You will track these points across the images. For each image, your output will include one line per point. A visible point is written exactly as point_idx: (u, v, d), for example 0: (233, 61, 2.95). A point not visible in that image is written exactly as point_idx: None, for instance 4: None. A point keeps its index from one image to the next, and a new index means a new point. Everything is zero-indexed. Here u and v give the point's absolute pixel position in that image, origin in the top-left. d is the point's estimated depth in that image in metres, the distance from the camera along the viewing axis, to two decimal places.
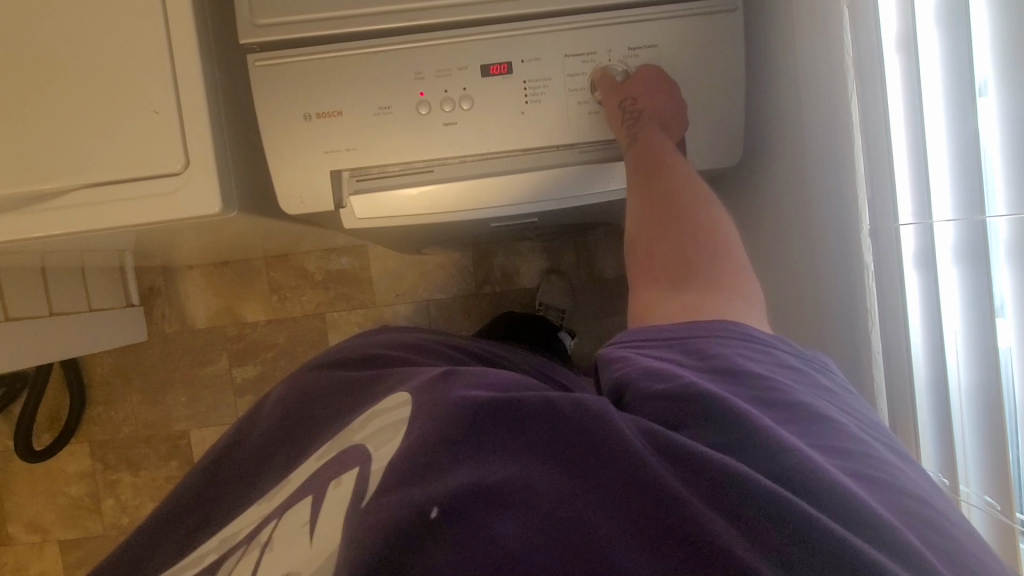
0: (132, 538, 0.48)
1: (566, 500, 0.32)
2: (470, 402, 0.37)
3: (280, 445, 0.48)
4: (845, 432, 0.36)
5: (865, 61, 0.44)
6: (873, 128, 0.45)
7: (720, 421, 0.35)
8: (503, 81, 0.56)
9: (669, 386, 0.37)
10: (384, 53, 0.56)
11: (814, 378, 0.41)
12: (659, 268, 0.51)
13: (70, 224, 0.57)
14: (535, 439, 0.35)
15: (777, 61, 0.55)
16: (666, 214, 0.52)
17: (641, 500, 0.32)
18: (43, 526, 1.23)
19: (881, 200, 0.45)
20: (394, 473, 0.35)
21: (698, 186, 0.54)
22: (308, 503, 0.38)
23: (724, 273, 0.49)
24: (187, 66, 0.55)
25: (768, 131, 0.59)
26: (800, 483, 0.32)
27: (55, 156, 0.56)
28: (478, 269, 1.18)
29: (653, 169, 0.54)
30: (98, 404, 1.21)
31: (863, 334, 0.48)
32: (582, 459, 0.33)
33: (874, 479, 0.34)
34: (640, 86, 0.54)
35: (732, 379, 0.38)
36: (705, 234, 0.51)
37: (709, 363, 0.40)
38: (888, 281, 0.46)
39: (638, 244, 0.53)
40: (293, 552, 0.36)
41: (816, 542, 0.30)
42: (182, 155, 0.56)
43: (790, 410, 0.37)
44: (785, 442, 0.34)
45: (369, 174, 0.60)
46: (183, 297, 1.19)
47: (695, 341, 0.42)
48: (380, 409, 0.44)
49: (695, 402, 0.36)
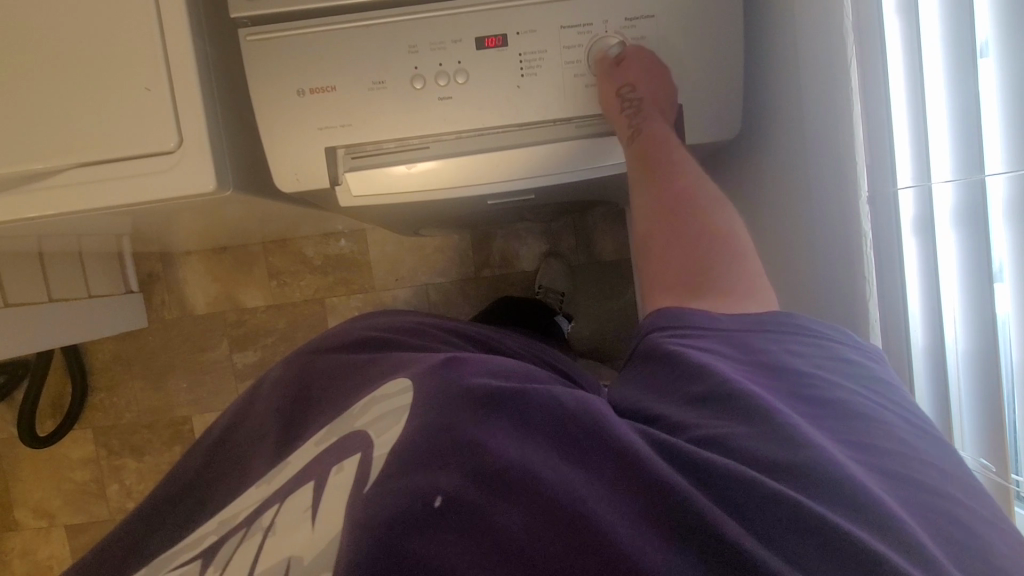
0: (126, 522, 0.47)
1: (571, 490, 0.32)
2: (474, 393, 0.37)
3: (276, 422, 0.48)
4: (876, 426, 0.36)
5: (865, 25, 0.43)
6: (873, 94, 0.43)
7: (745, 414, 0.36)
8: (498, 54, 0.55)
9: (704, 381, 0.39)
10: (376, 26, 0.55)
11: (864, 370, 0.40)
12: (674, 270, 0.49)
13: (65, 206, 0.57)
14: (539, 432, 0.35)
15: (776, 32, 0.55)
16: (693, 202, 0.52)
17: (645, 494, 0.33)
18: (49, 511, 1.24)
19: (881, 164, 0.44)
20: (397, 462, 0.35)
21: (711, 191, 0.53)
22: (309, 487, 0.38)
23: (743, 280, 0.47)
24: (179, 44, 0.54)
25: (765, 104, 0.59)
26: (806, 475, 0.33)
27: (47, 137, 0.55)
28: (478, 252, 1.18)
29: (670, 168, 0.54)
30: (100, 391, 1.21)
31: (860, 304, 0.47)
32: (584, 454, 0.34)
33: (891, 479, 0.34)
34: (637, 73, 0.53)
35: (766, 373, 0.39)
36: (722, 239, 0.49)
37: (749, 355, 0.41)
38: (888, 248, 0.45)
39: (647, 251, 0.52)
40: (293, 535, 0.35)
41: (821, 536, 0.30)
42: (175, 133, 0.55)
43: (819, 404, 0.37)
44: (803, 436, 0.35)
45: (364, 151, 0.59)
46: (181, 282, 1.19)
47: (737, 330, 0.43)
48: (378, 394, 0.43)
49: (727, 399, 0.37)
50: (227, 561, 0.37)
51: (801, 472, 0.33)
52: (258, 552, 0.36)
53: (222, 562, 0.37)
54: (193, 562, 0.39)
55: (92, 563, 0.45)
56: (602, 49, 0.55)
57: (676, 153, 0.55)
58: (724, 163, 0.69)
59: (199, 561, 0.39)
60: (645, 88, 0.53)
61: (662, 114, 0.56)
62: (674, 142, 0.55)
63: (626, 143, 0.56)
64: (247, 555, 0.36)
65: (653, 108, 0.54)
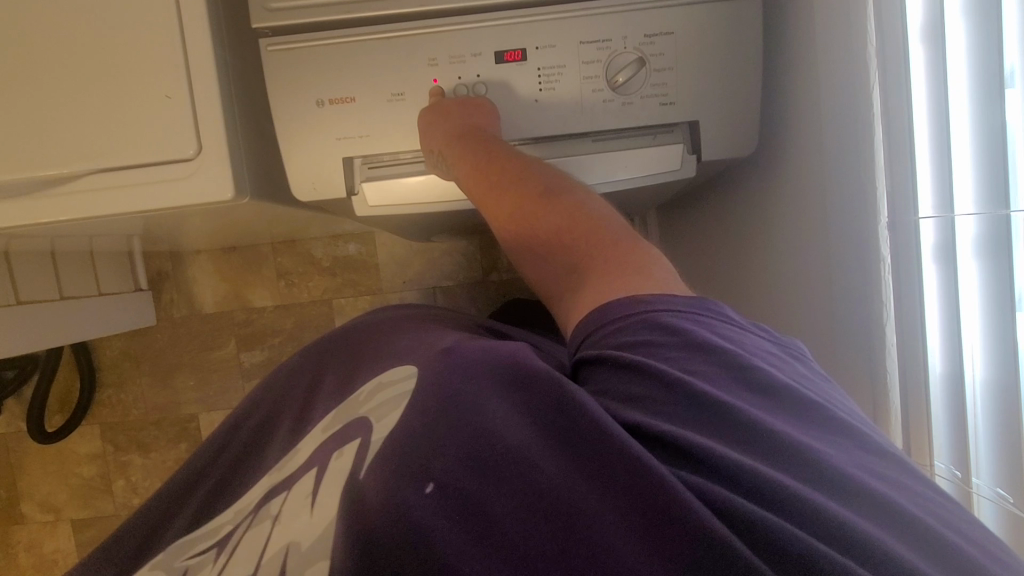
0: (146, 506, 0.48)
1: (566, 481, 0.28)
2: (473, 377, 0.34)
3: (292, 408, 0.50)
4: (846, 432, 0.33)
5: (887, 51, 0.44)
6: (894, 122, 0.44)
7: (694, 417, 0.32)
8: (517, 69, 0.56)
9: (644, 381, 0.33)
10: (397, 38, 0.55)
11: (819, 382, 0.38)
12: (562, 281, 0.47)
13: (83, 209, 0.57)
14: (538, 416, 0.31)
15: (798, 52, 0.55)
16: (555, 205, 0.49)
17: (643, 487, 0.28)
18: (56, 506, 1.25)
19: (900, 194, 0.45)
20: (393, 445, 0.31)
21: (574, 194, 0.49)
22: (312, 475, 0.36)
23: (625, 256, 0.43)
24: (200, 53, 0.55)
25: (783, 120, 0.59)
26: (771, 486, 0.29)
27: (67, 142, 0.55)
28: (484, 255, 1.19)
29: (525, 186, 0.51)
30: (108, 387, 1.22)
31: (876, 327, 0.48)
32: (583, 442, 0.30)
33: (868, 491, 0.30)
34: (428, 137, 0.55)
35: (708, 363, 0.35)
36: (600, 230, 0.46)
37: (684, 340, 0.35)
38: (907, 274, 0.45)
39: (538, 267, 0.51)
40: (296, 520, 0.32)
41: (805, 564, 0.26)
42: (194, 141, 0.56)
43: (787, 405, 0.34)
44: (762, 447, 0.31)
45: (381, 160, 0.60)
46: (190, 281, 1.20)
47: (662, 314, 0.37)
48: (386, 381, 0.41)
49: (675, 401, 0.32)
50: (235, 547, 0.35)
51: (760, 481, 0.29)
52: (263, 541, 0.33)
53: (230, 551, 0.35)
54: (202, 553, 0.37)
55: (109, 551, 0.46)
56: (434, 92, 0.55)
57: (533, 175, 0.52)
58: (736, 177, 0.70)
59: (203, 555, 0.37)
60: (438, 144, 0.55)
61: (502, 143, 0.54)
62: (532, 163, 0.53)
63: (474, 197, 0.55)
64: (250, 544, 0.34)
65: (474, 134, 0.53)
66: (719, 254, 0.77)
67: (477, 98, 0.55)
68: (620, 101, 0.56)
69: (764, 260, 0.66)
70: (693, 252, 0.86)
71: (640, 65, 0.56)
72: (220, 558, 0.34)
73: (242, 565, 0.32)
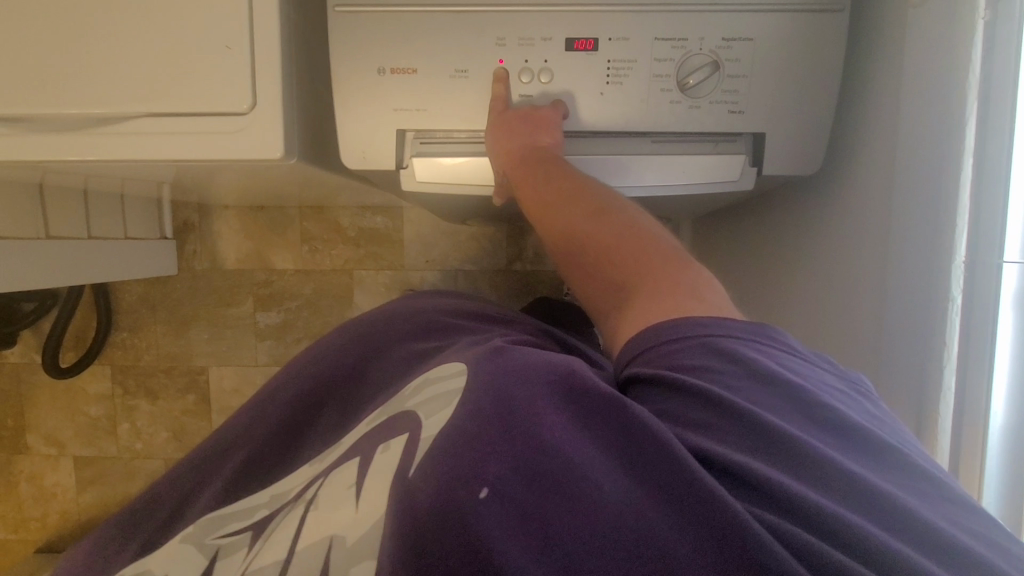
0: (172, 474, 0.48)
1: (626, 503, 0.28)
2: (525, 382, 0.33)
3: (331, 400, 0.49)
4: (920, 476, 0.31)
5: (994, 81, 0.43)
6: (988, 160, 0.43)
7: (761, 450, 0.31)
8: (586, 59, 0.54)
9: (704, 407, 0.32)
10: (467, 13, 0.54)
11: (891, 421, 0.35)
12: (602, 294, 0.46)
13: (129, 152, 0.56)
14: (596, 432, 0.31)
15: (883, 76, 0.53)
16: (604, 217, 0.48)
17: (708, 516, 0.27)
18: (60, 441, 1.26)
19: (987, 232, 0.44)
20: (446, 442, 0.31)
21: (625, 209, 0.48)
22: (356, 465, 0.35)
23: (673, 274, 0.42)
24: (266, 5, 0.54)
25: (854, 142, 0.57)
26: (843, 529, 0.27)
27: (121, 83, 0.55)
28: (511, 244, 1.18)
29: (578, 195, 0.50)
30: (122, 331, 1.22)
31: (934, 368, 0.47)
32: (644, 464, 0.29)
33: (949, 542, 0.28)
34: (490, 145, 0.55)
35: (773, 395, 0.33)
36: (650, 246, 0.45)
37: (747, 369, 0.34)
38: (981, 312, 0.45)
39: (576, 276, 0.49)
40: (338, 513, 0.32)
41: None
42: (250, 95, 0.55)
43: (858, 444, 0.32)
44: (831, 486, 0.29)
45: (434, 137, 0.58)
46: (215, 235, 1.19)
47: (721, 339, 0.35)
48: (433, 375, 0.40)
49: (737, 431, 0.31)
50: (271, 532, 0.34)
51: (830, 522, 0.27)
52: (300, 523, 0.33)
53: (268, 534, 0.35)
54: (240, 532, 0.37)
55: (137, 514, 0.46)
56: (499, 74, 0.54)
57: (590, 187, 0.51)
58: (790, 196, 0.68)
59: (239, 533, 0.37)
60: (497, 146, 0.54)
61: (559, 157, 0.54)
62: (590, 181, 0.52)
63: (524, 204, 0.54)
64: (289, 525, 0.33)
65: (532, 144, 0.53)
66: (760, 272, 0.75)
67: (545, 108, 0.54)
68: (688, 104, 0.55)
69: (811, 284, 0.65)
70: (731, 265, 0.84)
71: (714, 70, 0.54)
72: (255, 546, 0.34)
73: (280, 548, 0.32)
